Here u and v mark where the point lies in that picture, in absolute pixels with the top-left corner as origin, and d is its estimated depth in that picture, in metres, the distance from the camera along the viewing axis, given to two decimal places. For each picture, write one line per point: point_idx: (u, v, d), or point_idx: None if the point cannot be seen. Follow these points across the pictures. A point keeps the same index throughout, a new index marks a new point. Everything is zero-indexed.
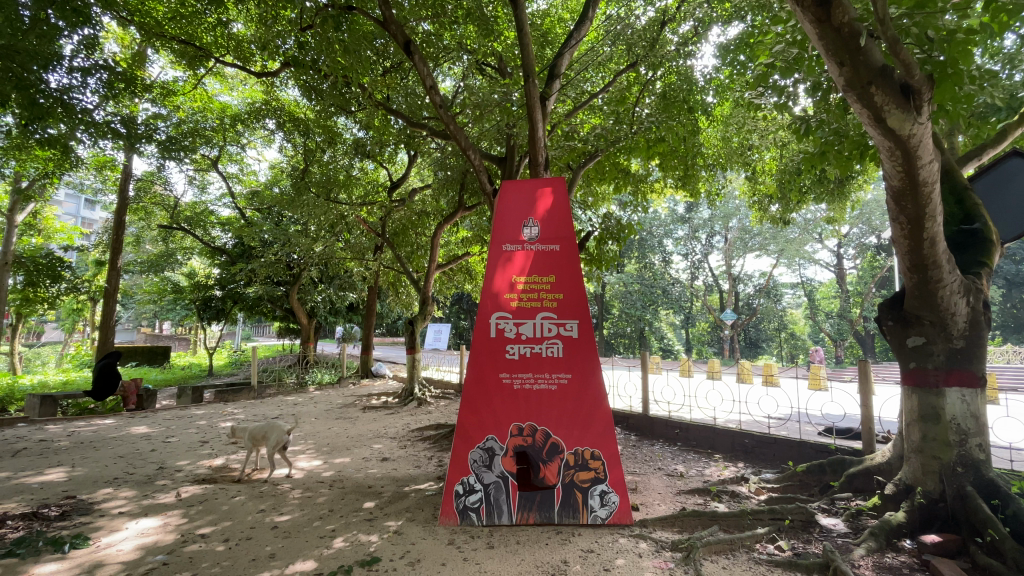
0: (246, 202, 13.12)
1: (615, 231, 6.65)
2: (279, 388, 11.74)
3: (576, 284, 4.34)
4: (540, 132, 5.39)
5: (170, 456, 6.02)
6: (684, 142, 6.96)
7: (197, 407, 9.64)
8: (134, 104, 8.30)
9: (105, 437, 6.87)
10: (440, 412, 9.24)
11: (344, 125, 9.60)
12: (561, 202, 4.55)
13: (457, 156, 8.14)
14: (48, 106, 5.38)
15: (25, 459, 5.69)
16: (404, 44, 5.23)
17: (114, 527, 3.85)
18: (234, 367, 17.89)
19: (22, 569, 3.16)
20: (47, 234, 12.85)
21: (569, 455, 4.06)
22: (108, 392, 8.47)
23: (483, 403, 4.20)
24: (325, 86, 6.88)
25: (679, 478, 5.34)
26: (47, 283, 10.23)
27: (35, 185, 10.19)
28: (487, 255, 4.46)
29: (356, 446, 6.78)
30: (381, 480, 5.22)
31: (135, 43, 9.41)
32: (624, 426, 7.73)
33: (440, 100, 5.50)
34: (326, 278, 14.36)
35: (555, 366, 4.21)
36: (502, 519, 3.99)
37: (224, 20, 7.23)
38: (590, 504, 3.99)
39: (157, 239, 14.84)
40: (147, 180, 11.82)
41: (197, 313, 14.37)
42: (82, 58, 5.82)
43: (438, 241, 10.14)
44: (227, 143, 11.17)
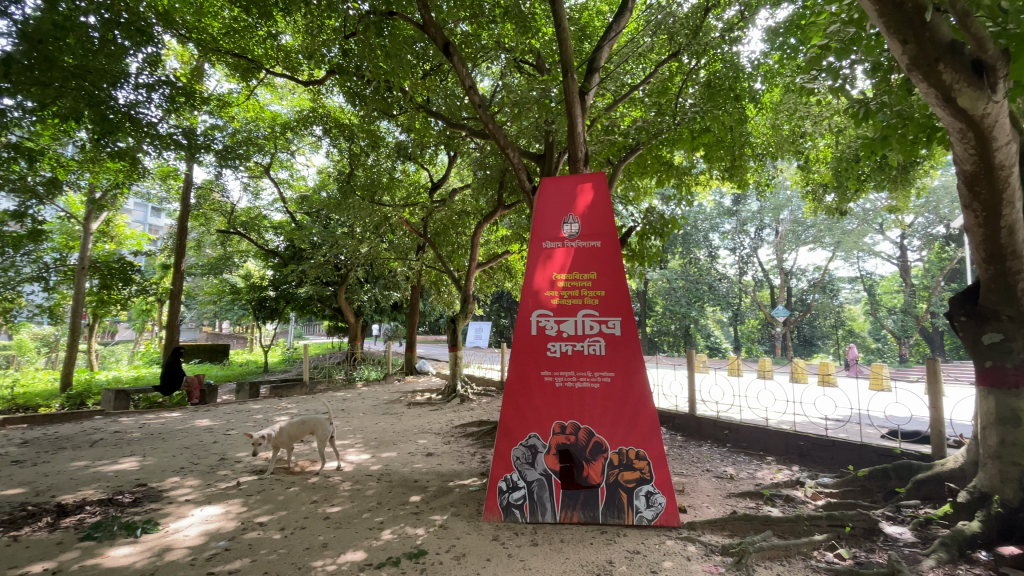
0: (296, 206, 13.71)
1: (658, 226, 6.48)
2: (329, 384, 12.23)
3: (619, 280, 4.25)
4: (580, 127, 5.31)
5: (230, 447, 6.39)
6: (731, 132, 6.68)
7: (254, 402, 10.16)
8: (194, 117, 8.79)
9: (172, 430, 7.36)
10: (482, 409, 9.35)
11: (387, 129, 10.05)
12: (602, 197, 4.46)
13: (496, 155, 8.21)
14: (116, 120, 5.80)
15: (102, 449, 6.17)
16: (443, 46, 5.30)
17: (181, 514, 4.11)
18: (288, 363, 18.78)
19: (100, 551, 3.43)
20: (120, 240, 13.82)
21: (613, 455, 4.00)
22: (175, 387, 9.11)
23: (525, 400, 4.20)
24: (368, 91, 7.10)
25: (729, 480, 5.17)
26: (119, 285, 11.17)
27: (107, 196, 10.97)
28: (527, 253, 4.47)
29: (402, 441, 6.95)
30: (426, 475, 5.33)
31: (193, 59, 9.97)
32: (669, 426, 7.55)
33: (479, 99, 5.52)
34: (371, 278, 14.78)
35: (597, 364, 4.15)
36: (546, 517, 3.98)
37: (273, 32, 7.54)
38: (635, 505, 3.92)
39: (216, 243, 15.73)
40: (206, 188, 12.54)
41: (253, 312, 15.10)
42: (146, 75, 6.24)
43: (477, 240, 10.23)
44: (278, 150, 11.70)
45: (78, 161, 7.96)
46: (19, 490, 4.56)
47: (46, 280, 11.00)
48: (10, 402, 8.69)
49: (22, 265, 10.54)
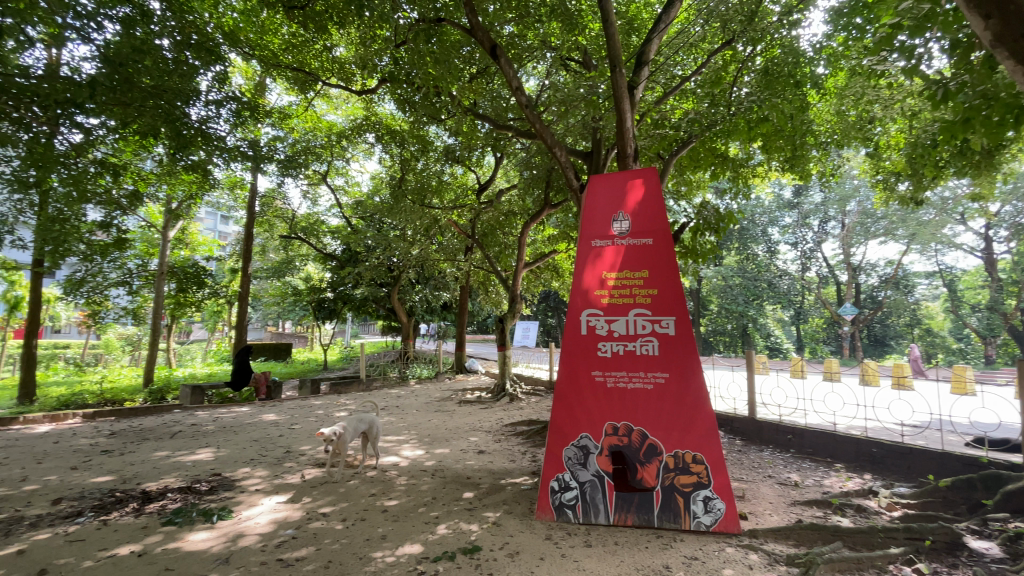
0: (351, 211, 14.27)
1: (712, 221, 6.25)
2: (384, 381, 12.69)
3: (672, 277, 4.12)
4: (629, 123, 5.21)
5: (294, 441, 6.74)
6: (792, 120, 6.31)
7: (315, 398, 10.68)
8: (258, 130, 9.32)
9: (243, 424, 7.85)
10: (531, 408, 9.37)
11: (435, 133, 10.29)
12: (653, 192, 4.34)
13: (542, 154, 8.19)
14: (189, 135, 6.27)
15: (182, 440, 6.67)
16: (491, 49, 5.37)
17: (252, 502, 4.38)
18: (345, 361, 19.57)
19: (180, 535, 3.71)
20: (194, 247, 14.79)
21: (669, 457, 3.90)
22: (244, 382, 9.72)
23: (575, 400, 4.19)
24: (418, 97, 7.28)
25: (794, 488, 4.91)
26: (194, 289, 12.38)
27: (182, 206, 11.83)
28: (576, 252, 4.46)
29: (454, 438, 7.08)
30: (479, 472, 5.40)
31: (257, 75, 10.60)
32: (727, 429, 7.26)
33: (526, 100, 5.53)
34: (422, 279, 15.13)
35: (650, 365, 4.05)
36: (599, 518, 3.94)
37: (328, 45, 7.85)
38: (692, 510, 3.80)
39: (279, 248, 16.60)
40: (270, 196, 13.29)
41: (313, 313, 15.86)
42: (216, 92, 6.70)
43: (525, 240, 10.24)
44: (334, 158, 12.21)
45: (156, 174, 8.62)
46: (109, 477, 5.01)
47: (130, 284, 12.01)
48: (101, 395, 9.54)
49: (109, 271, 11.56)
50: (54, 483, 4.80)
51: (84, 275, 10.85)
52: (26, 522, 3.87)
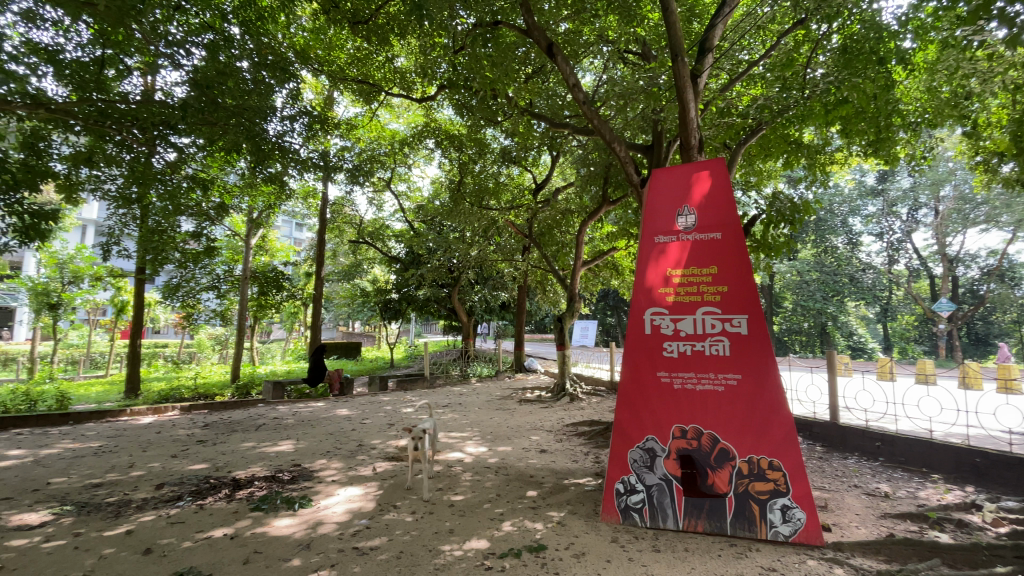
0: (414, 215, 14.76)
1: (788, 213, 5.88)
2: (447, 379, 13.06)
3: (743, 273, 3.93)
4: (692, 112, 5.01)
5: (365, 435, 7.08)
6: (876, 100, 5.80)
7: (383, 394, 11.16)
8: (328, 141, 9.87)
9: (319, 418, 8.35)
10: (593, 408, 9.28)
11: (492, 136, 10.39)
12: (721, 184, 4.15)
13: (600, 151, 8.03)
14: (267, 149, 6.75)
15: (266, 432, 7.21)
16: (547, 48, 5.36)
17: (329, 493, 4.66)
18: (409, 360, 20.28)
19: (267, 521, 4.01)
20: (273, 253, 15.90)
21: (742, 463, 3.71)
22: (320, 377, 10.47)
23: (640, 401, 4.09)
24: (474, 101, 7.41)
25: (884, 499, 4.52)
26: (274, 291, 13.15)
27: (262, 215, 12.78)
28: (639, 248, 4.36)
29: (516, 436, 7.15)
30: (541, 471, 5.42)
31: (325, 89, 11.23)
32: (806, 435, 6.80)
33: (583, 96, 5.46)
34: (481, 279, 15.36)
35: (721, 365, 3.88)
36: (668, 523, 3.83)
37: (390, 57, 8.19)
38: (768, 519, 3.61)
39: (348, 252, 17.47)
40: (339, 204, 14.04)
41: (380, 313, 16.57)
42: (290, 108, 7.16)
43: (582, 238, 10.12)
44: (397, 165, 12.68)
45: (240, 187, 9.34)
46: (204, 465, 5.51)
47: (218, 288, 13.12)
48: (195, 390, 10.50)
49: (201, 276, 12.71)
50: (158, 470, 5.34)
51: (179, 281, 12.00)
52: (135, 504, 4.33)
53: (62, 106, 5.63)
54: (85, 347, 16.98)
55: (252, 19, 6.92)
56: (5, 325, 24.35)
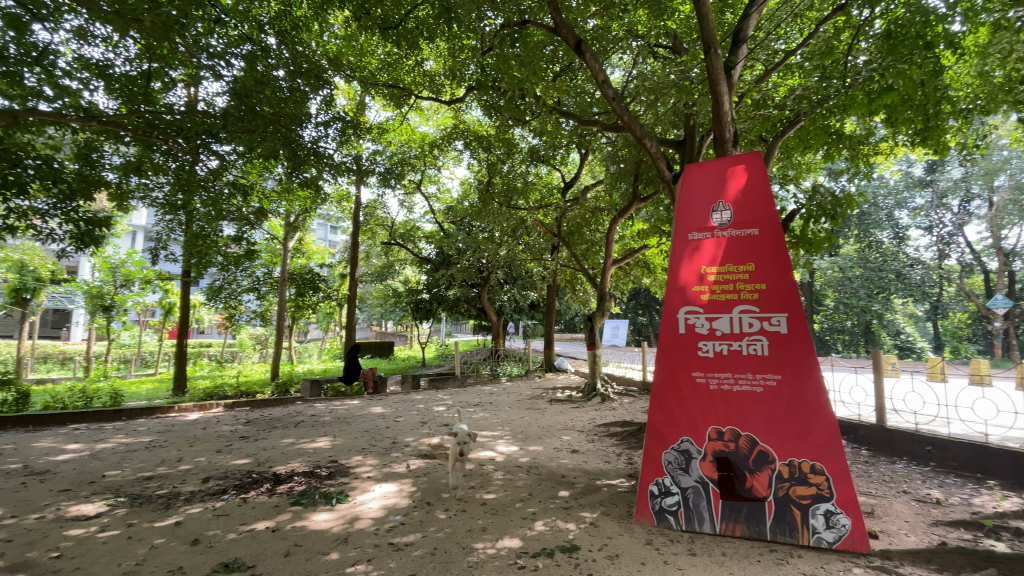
0: (443, 216, 14.92)
1: (829, 207, 5.65)
2: (477, 378, 13.16)
3: (783, 270, 3.80)
4: (727, 105, 4.87)
5: (399, 432, 7.21)
6: (924, 86, 5.51)
7: (416, 393, 11.34)
8: (360, 145, 10.11)
9: (354, 415, 8.55)
10: (625, 409, 9.17)
11: (520, 135, 10.39)
12: (758, 178, 4.02)
13: (630, 148, 7.89)
14: (303, 155, 6.96)
15: (305, 429, 7.43)
16: (575, 45, 5.31)
17: (365, 489, 4.77)
18: (440, 359, 20.51)
19: (306, 515, 4.13)
20: (309, 256, 16.38)
21: (782, 467, 3.59)
22: (354, 376, 10.87)
23: (674, 402, 4.01)
24: (503, 101, 7.44)
25: (935, 506, 4.29)
26: (310, 292, 13.54)
27: (299, 219, 13.18)
28: (672, 246, 4.28)
29: (547, 436, 7.13)
30: (574, 472, 5.39)
31: (357, 94, 11.48)
32: (851, 438, 6.53)
33: (613, 93, 5.38)
34: (511, 278, 15.40)
35: (759, 365, 3.77)
36: (704, 527, 3.75)
37: (419, 61, 8.31)
38: (811, 524, 3.49)
39: (381, 254, 17.82)
40: (372, 207, 14.33)
41: (412, 313, 16.84)
42: (324, 114, 7.35)
43: (613, 236, 9.99)
44: (427, 167, 12.84)
45: (277, 192, 9.65)
46: (247, 460, 5.73)
47: (258, 289, 13.61)
48: (238, 388, 10.92)
49: (242, 279, 13.22)
50: (204, 464, 5.58)
51: (222, 283, 12.53)
52: (183, 497, 4.54)
53: (112, 118, 6.01)
54: (136, 346, 17.92)
55: (287, 29, 7.14)
56: (65, 326, 25.94)
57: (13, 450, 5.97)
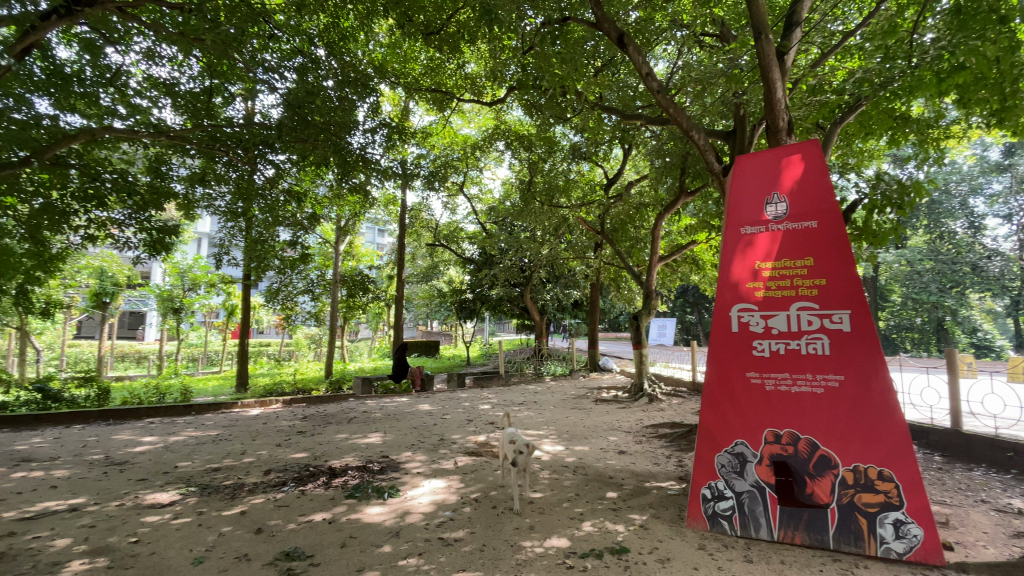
0: (486, 217, 15.06)
1: (896, 196, 5.28)
2: (521, 377, 13.21)
3: (844, 264, 3.60)
4: (780, 92, 4.66)
5: (446, 430, 7.34)
6: (1003, 63, 5.02)
7: (462, 391, 11.51)
8: (405, 149, 10.36)
9: (403, 412, 8.79)
10: (674, 410, 8.93)
11: (562, 133, 10.33)
12: (815, 168, 3.82)
13: (676, 140, 7.62)
14: (352, 161, 7.21)
15: (357, 425, 7.71)
16: (618, 38, 5.22)
17: (414, 484, 4.89)
18: (485, 357, 20.73)
19: (360, 508, 4.29)
20: (359, 258, 16.96)
21: (847, 472, 3.41)
22: (403, 373, 11.11)
23: (727, 403, 3.87)
24: (544, 100, 7.42)
25: (1019, 517, 3.93)
26: (360, 293, 14.02)
27: (349, 222, 13.66)
28: (723, 241, 4.12)
29: (593, 436, 7.06)
30: (621, 472, 5.31)
31: (402, 100, 11.80)
32: (923, 443, 6.09)
33: (658, 85, 5.24)
34: (553, 278, 15.35)
35: (820, 365, 3.58)
36: (761, 533, 3.59)
37: (461, 64, 8.42)
38: (878, 534, 3.29)
39: (426, 256, 18.22)
40: (417, 209, 14.67)
41: (456, 313, 17.10)
42: (371, 121, 7.60)
43: (659, 232, 9.74)
44: (469, 169, 13.00)
45: (329, 198, 10.05)
46: (304, 454, 6.00)
47: (312, 291, 14.24)
48: (294, 385, 11.46)
49: (298, 281, 13.86)
50: (265, 457, 5.90)
51: (279, 286, 13.19)
52: (247, 488, 4.82)
53: (179, 133, 6.53)
54: (204, 346, 19.16)
55: (335, 40, 7.41)
56: (141, 327, 28.11)
57: (96, 442, 6.51)
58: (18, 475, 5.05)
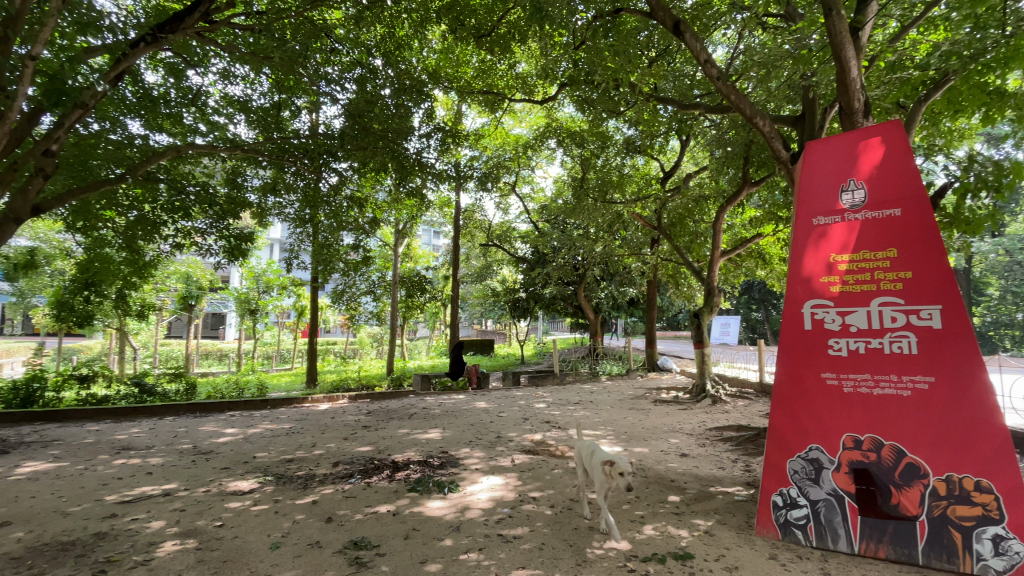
0: (538, 215, 15.05)
1: (992, 177, 4.75)
2: (576, 376, 13.11)
3: (934, 254, 3.29)
4: (855, 71, 4.32)
5: (503, 428, 7.41)
6: None
7: (517, 389, 11.59)
8: (459, 151, 10.59)
9: (461, 409, 8.95)
10: (739, 412, 8.52)
11: (615, 127, 10.14)
12: (897, 151, 3.52)
13: (738, 128, 7.24)
14: (409, 165, 7.42)
15: (418, 421, 7.96)
16: (674, 26, 5.02)
17: (474, 480, 4.97)
18: (540, 356, 20.75)
19: (421, 502, 4.42)
20: (416, 259, 17.47)
21: (938, 482, 3.12)
22: (460, 372, 11.35)
23: (800, 405, 3.63)
24: (596, 94, 7.32)
25: None
26: (418, 293, 14.46)
27: (406, 225, 14.12)
28: (793, 232, 3.88)
29: (653, 437, 6.88)
30: (684, 476, 5.14)
31: (454, 104, 12.05)
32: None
33: (717, 71, 4.99)
34: (608, 275, 15.10)
35: (906, 365, 3.29)
36: (839, 545, 3.35)
37: (512, 65, 8.47)
38: (975, 550, 2.99)
39: (480, 255, 18.48)
40: (471, 210, 14.92)
41: (510, 312, 17.22)
42: (426, 126, 7.81)
43: (720, 225, 9.31)
44: (521, 168, 13.06)
45: (388, 203, 10.44)
46: (369, 448, 6.28)
47: (374, 292, 14.85)
48: (359, 381, 12.00)
49: (361, 283, 14.51)
50: (333, 450, 6.22)
51: (343, 287, 13.88)
52: (318, 478, 5.10)
53: (253, 146, 7.04)
54: (276, 344, 20.50)
55: (391, 49, 7.63)
56: (221, 327, 30.50)
57: (186, 433, 7.14)
58: (119, 462, 5.62)
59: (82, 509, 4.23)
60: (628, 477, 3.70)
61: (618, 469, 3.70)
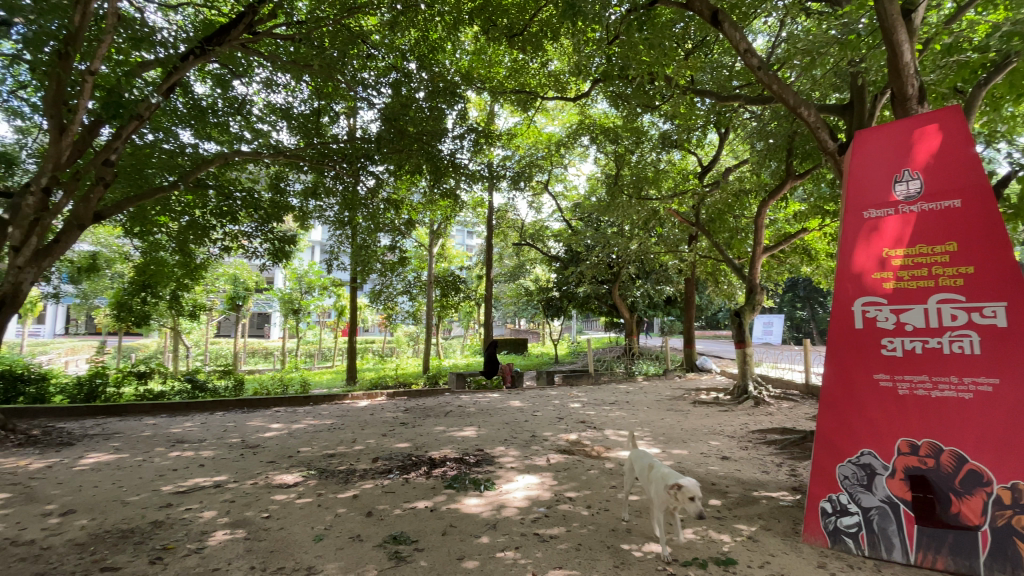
0: (571, 214, 14.96)
1: None
2: (611, 376, 12.95)
3: (998, 247, 3.09)
4: (908, 55, 4.08)
5: (538, 427, 7.40)
6: None
7: (551, 388, 11.56)
8: (492, 151, 10.64)
9: (495, 408, 9.00)
10: (784, 414, 8.20)
11: (650, 122, 9.95)
12: (957, 138, 3.31)
13: (781, 119, 6.94)
14: (443, 166, 7.51)
15: (453, 419, 8.05)
16: (711, 16, 4.86)
17: (509, 478, 4.99)
18: (574, 355, 20.59)
19: (458, 499, 4.47)
20: (450, 259, 17.68)
21: (1003, 491, 2.92)
22: (494, 371, 11.41)
23: (850, 408, 3.45)
24: (630, 90, 7.21)
25: None
26: (452, 293, 14.62)
27: (440, 226, 14.30)
28: (841, 226, 3.71)
29: (692, 439, 6.71)
30: (725, 479, 4.99)
31: (487, 104, 12.11)
32: None
33: (758, 61, 4.82)
34: (643, 274, 14.83)
35: (968, 366, 3.09)
36: (893, 555, 3.17)
37: (544, 63, 8.44)
38: None
39: (513, 255, 18.51)
40: (504, 210, 14.97)
41: (544, 311, 17.18)
42: (459, 128, 7.90)
43: (762, 220, 8.98)
44: (553, 167, 13.01)
45: (423, 204, 10.61)
46: (407, 445, 6.40)
47: (410, 292, 15.11)
48: (396, 379, 12.24)
49: (397, 283, 14.81)
50: (372, 446, 6.38)
51: (380, 287, 14.21)
52: (358, 473, 5.24)
53: (294, 152, 7.31)
54: (317, 343, 21.15)
55: (425, 52, 7.71)
56: (266, 326, 31.82)
57: (234, 427, 7.48)
58: (175, 454, 5.95)
59: (141, 499, 4.50)
60: (699, 504, 3.29)
61: (688, 495, 3.29)
